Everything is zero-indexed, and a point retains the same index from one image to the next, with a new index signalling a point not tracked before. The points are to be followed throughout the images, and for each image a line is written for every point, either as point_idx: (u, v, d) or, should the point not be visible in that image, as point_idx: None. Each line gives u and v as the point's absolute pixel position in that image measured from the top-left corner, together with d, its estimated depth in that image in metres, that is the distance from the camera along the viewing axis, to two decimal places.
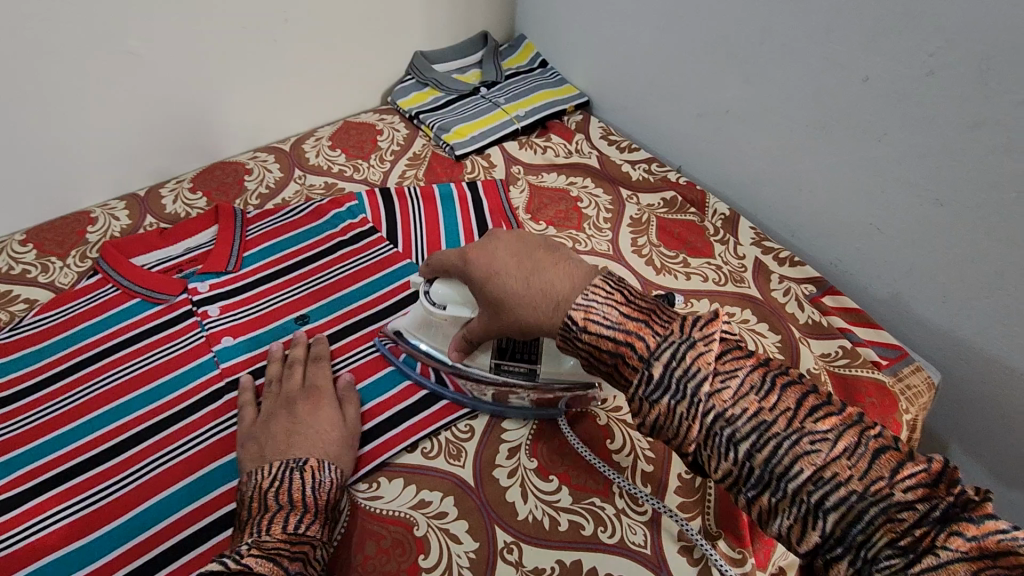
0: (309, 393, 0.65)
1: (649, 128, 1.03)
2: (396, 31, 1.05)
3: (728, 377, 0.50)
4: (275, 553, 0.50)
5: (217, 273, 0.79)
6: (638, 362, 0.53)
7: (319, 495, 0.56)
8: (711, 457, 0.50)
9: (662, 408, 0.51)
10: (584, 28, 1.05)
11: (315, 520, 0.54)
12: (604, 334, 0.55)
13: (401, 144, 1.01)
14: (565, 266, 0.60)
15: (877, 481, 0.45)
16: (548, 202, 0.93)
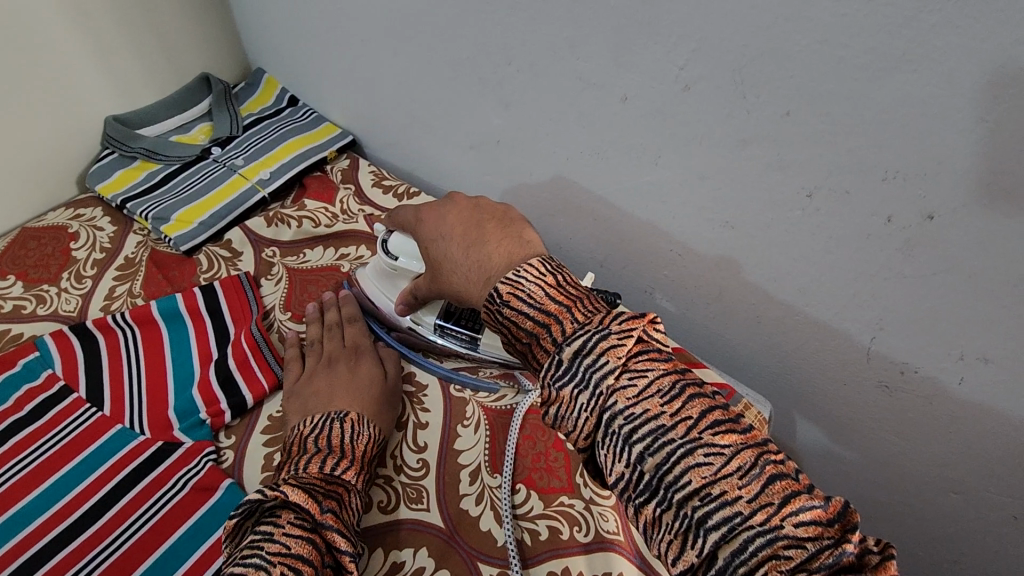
0: (352, 353, 0.65)
1: (427, 165, 0.87)
2: (70, 98, 0.80)
3: (637, 375, 0.42)
4: (310, 486, 0.48)
5: None
6: (551, 346, 0.46)
7: (360, 446, 0.54)
8: (606, 458, 0.42)
9: (563, 398, 0.43)
10: (321, 57, 0.86)
11: (353, 468, 0.52)
12: (524, 312, 0.48)
13: (107, 250, 0.77)
14: (509, 243, 0.54)
15: (766, 508, 0.36)
16: (313, 288, 0.74)
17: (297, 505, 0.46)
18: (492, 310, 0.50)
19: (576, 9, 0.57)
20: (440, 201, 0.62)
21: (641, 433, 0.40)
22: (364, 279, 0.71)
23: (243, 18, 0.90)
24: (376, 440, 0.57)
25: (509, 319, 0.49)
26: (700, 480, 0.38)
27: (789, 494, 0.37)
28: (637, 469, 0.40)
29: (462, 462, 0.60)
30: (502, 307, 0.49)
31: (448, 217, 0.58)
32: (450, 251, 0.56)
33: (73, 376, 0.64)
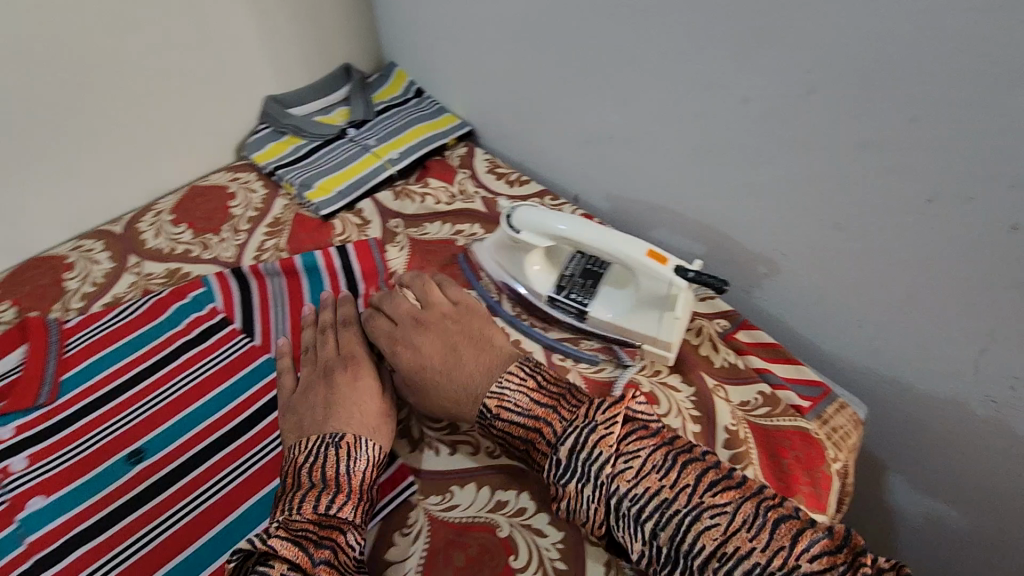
0: (348, 361, 0.63)
1: (537, 158, 0.93)
2: (238, 79, 0.92)
3: (631, 457, 0.48)
4: (302, 535, 0.48)
5: (24, 410, 0.65)
6: (548, 448, 0.51)
7: (356, 475, 0.54)
8: (626, 538, 0.48)
9: (570, 493, 0.49)
10: (450, 53, 0.95)
11: (350, 501, 0.52)
12: (516, 421, 0.54)
13: (259, 209, 0.88)
14: (487, 358, 0.59)
15: (780, 552, 0.43)
16: (431, 257, 0.81)
17: (290, 561, 0.46)
18: (485, 424, 0.56)
19: (707, 14, 0.61)
20: (406, 306, 0.66)
21: (648, 513, 0.46)
22: (480, 251, 0.76)
23: (383, 15, 1.00)
24: (381, 456, 0.57)
25: (506, 430, 0.55)
26: (713, 542, 0.44)
27: (795, 534, 0.44)
28: (654, 544, 0.46)
29: None
30: (493, 422, 0.55)
31: (415, 336, 0.63)
32: (426, 380, 0.60)
33: (230, 311, 0.75)
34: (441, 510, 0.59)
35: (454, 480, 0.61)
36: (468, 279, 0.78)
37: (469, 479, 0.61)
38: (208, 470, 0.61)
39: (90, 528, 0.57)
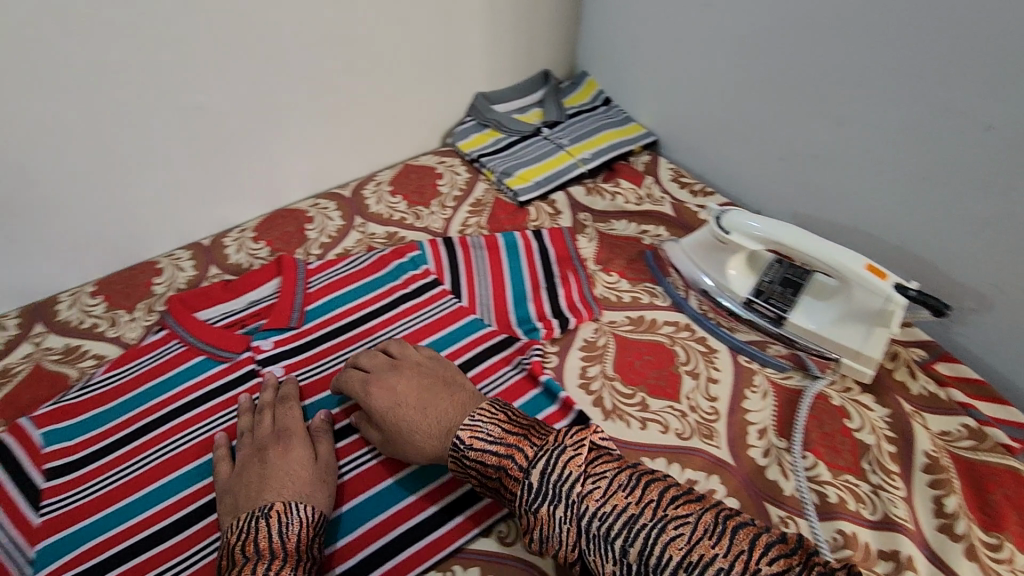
0: (282, 438, 0.63)
1: (723, 172, 0.97)
2: (461, 75, 1.02)
3: (600, 478, 0.49)
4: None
5: (280, 330, 0.77)
6: (518, 473, 0.51)
7: (291, 538, 0.54)
8: (598, 562, 0.47)
9: (543, 517, 0.49)
10: (655, 66, 1.00)
11: (287, 565, 0.51)
12: (486, 449, 0.54)
13: (463, 190, 0.98)
14: (454, 397, 0.61)
15: (741, 557, 0.43)
16: (619, 251, 0.87)
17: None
18: (457, 456, 0.56)
19: (971, 43, 0.63)
20: (377, 362, 0.67)
21: (617, 530, 0.46)
22: (674, 251, 0.82)
23: (590, 26, 1.08)
24: (316, 519, 0.57)
25: (475, 459, 0.54)
26: (680, 552, 0.44)
27: (752, 538, 0.45)
28: (623, 562, 0.46)
29: (750, 420, 0.67)
30: (466, 451, 0.55)
31: (398, 384, 0.63)
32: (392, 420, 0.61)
33: (441, 273, 0.85)
34: None
35: (645, 452, 0.65)
36: (655, 275, 0.83)
37: (658, 454, 0.65)
38: None
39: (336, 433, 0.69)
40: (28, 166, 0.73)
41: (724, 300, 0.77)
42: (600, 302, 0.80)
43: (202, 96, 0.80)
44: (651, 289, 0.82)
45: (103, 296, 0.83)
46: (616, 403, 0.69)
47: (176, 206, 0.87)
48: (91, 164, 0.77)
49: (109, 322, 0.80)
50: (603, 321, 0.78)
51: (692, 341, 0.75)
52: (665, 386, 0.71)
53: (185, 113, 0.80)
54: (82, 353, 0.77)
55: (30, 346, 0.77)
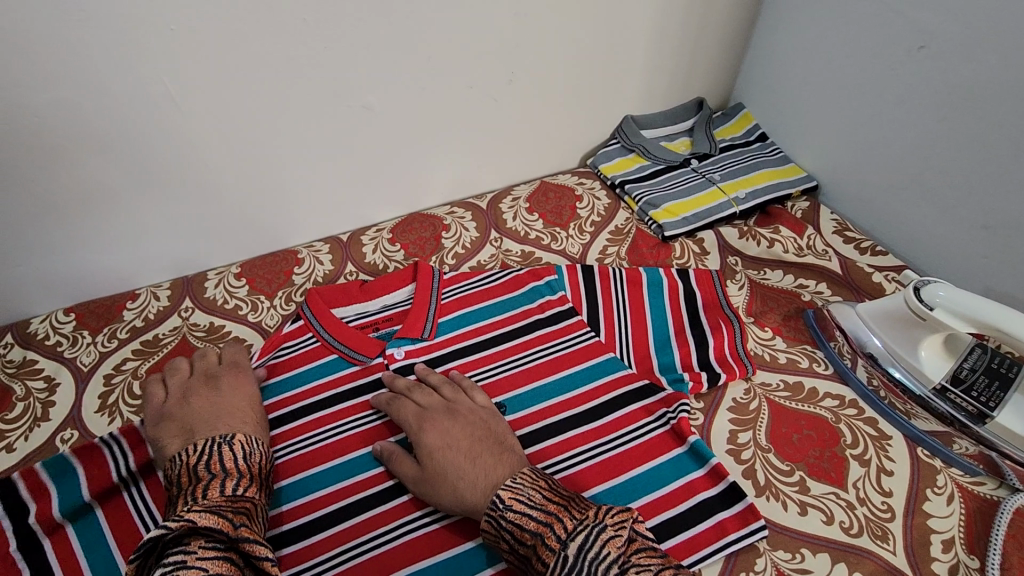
0: (229, 374, 0.68)
1: (897, 230, 0.87)
2: (613, 96, 0.99)
3: (641, 568, 0.45)
4: (215, 510, 0.51)
5: (412, 339, 0.75)
6: (555, 544, 0.48)
7: (249, 463, 0.59)
8: None
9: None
10: (830, 107, 0.92)
11: (252, 484, 0.57)
12: (527, 514, 0.51)
13: (602, 216, 0.93)
14: (506, 457, 0.58)
15: None
16: (773, 304, 0.80)
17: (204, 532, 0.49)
18: (494, 516, 0.52)
19: None
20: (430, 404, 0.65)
21: None
22: (844, 314, 0.73)
23: (758, 57, 1.01)
24: (264, 455, 0.62)
25: (513, 523, 0.51)
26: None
27: None
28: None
29: (933, 526, 0.58)
30: (505, 511, 0.52)
31: (454, 428, 0.61)
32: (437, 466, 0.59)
33: (579, 302, 0.80)
34: (793, 569, 0.56)
35: (808, 543, 0.58)
36: (816, 338, 0.75)
37: (823, 548, 0.57)
38: (560, 443, 0.65)
39: None
40: (207, 149, 0.77)
41: (896, 371, 0.67)
42: (753, 359, 0.73)
43: (371, 97, 0.81)
44: (811, 352, 0.74)
45: (246, 279, 0.85)
46: (771, 478, 0.62)
47: (326, 199, 0.90)
48: (259, 152, 0.80)
49: (250, 307, 0.82)
50: (755, 381, 0.71)
51: (860, 421, 0.67)
52: (829, 469, 0.63)
53: (350, 110, 0.81)
54: (224, 333, 0.79)
55: (177, 320, 0.80)
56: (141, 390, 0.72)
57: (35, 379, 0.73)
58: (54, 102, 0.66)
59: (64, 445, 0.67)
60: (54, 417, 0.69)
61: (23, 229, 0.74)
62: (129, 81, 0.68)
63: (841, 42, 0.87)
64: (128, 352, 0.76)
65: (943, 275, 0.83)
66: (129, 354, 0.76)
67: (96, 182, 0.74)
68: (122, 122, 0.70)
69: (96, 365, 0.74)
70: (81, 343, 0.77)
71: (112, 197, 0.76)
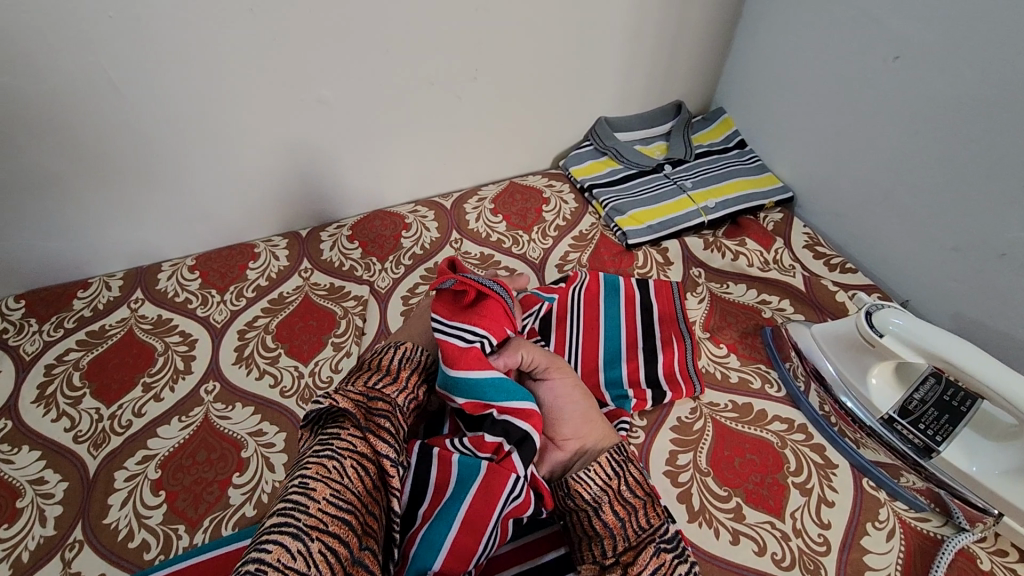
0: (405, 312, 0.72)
1: (869, 247, 0.84)
2: (586, 97, 0.96)
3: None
4: (356, 399, 0.52)
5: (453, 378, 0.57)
6: (662, 514, 0.53)
7: (405, 367, 0.58)
8: None
9: (663, 558, 0.49)
10: (809, 116, 0.88)
11: (395, 386, 0.55)
12: (643, 477, 0.55)
13: (568, 220, 0.91)
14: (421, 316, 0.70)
15: None
16: (732, 320, 0.77)
17: (348, 412, 0.50)
18: (621, 458, 0.56)
19: None
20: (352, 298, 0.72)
21: None
22: (798, 334, 0.70)
23: (739, 61, 0.98)
24: (424, 367, 0.60)
25: (635, 475, 0.55)
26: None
27: None
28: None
29: (869, 562, 0.56)
30: (628, 463, 0.56)
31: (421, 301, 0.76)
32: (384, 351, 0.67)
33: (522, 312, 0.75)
34: None
35: (734, 574, 0.56)
36: (771, 358, 0.73)
37: None
38: None
39: None
40: (159, 140, 0.76)
41: (849, 400, 0.64)
42: (703, 376, 0.71)
43: (327, 91, 0.79)
44: (764, 372, 0.72)
45: (200, 272, 0.84)
46: (706, 504, 0.60)
47: (285, 194, 0.88)
48: (213, 144, 0.79)
49: (200, 300, 0.81)
50: (703, 401, 0.69)
51: (807, 447, 0.64)
52: (767, 497, 0.61)
53: (303, 104, 0.79)
54: (171, 327, 0.78)
55: (126, 311, 0.79)
56: (80, 382, 0.71)
57: None
58: None
59: None
60: None
61: None
62: (68, 68, 0.66)
63: (821, 49, 0.83)
64: (72, 342, 0.75)
65: (914, 295, 0.80)
66: (72, 345, 0.75)
67: (43, 170, 0.73)
68: (68, 111, 0.69)
69: (39, 355, 0.74)
70: (26, 332, 0.77)
71: (61, 186, 0.75)
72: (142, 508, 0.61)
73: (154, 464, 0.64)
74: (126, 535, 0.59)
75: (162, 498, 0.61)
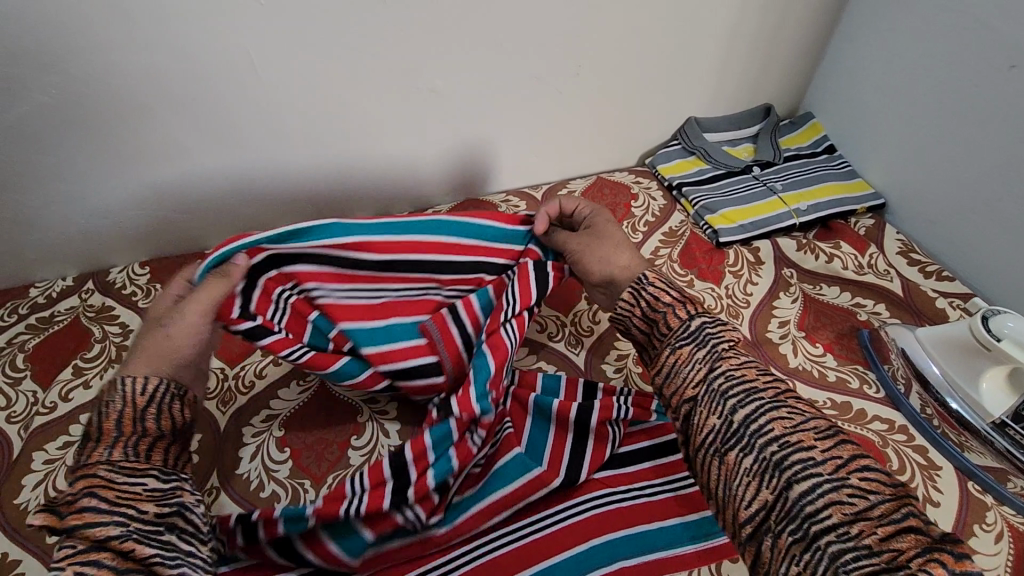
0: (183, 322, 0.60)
1: (968, 256, 0.83)
2: (680, 96, 0.98)
3: (742, 355, 0.52)
4: (53, 505, 0.46)
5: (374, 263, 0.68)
6: (684, 314, 0.55)
7: (110, 419, 0.50)
8: (704, 412, 0.50)
9: (681, 356, 0.53)
10: (908, 122, 0.88)
11: (109, 446, 0.49)
12: (663, 291, 0.58)
13: (657, 216, 0.93)
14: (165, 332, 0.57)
15: (836, 459, 0.44)
16: (827, 320, 0.78)
17: (47, 526, 0.44)
18: (637, 284, 0.59)
19: None
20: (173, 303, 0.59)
21: (737, 391, 0.49)
22: (902, 337, 0.71)
23: (833, 65, 0.98)
24: (155, 391, 0.53)
25: (651, 293, 0.58)
26: (782, 429, 0.46)
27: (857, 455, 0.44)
28: (728, 418, 0.48)
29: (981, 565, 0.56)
30: (649, 284, 0.59)
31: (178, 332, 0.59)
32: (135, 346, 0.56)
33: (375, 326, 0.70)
34: None
35: None
36: (868, 359, 0.74)
37: None
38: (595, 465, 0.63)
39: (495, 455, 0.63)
40: (282, 120, 0.80)
41: (954, 402, 0.65)
42: (800, 374, 0.72)
43: (438, 80, 0.82)
44: (862, 373, 0.73)
45: None
46: None
47: (387, 179, 0.93)
48: (329, 127, 0.83)
49: None
50: (801, 397, 0.70)
51: (909, 448, 0.65)
52: None
53: (417, 92, 0.83)
54: None
55: None
56: None
57: (111, 324, 0.78)
58: (148, 66, 0.69)
59: None
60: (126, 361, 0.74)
61: (111, 182, 0.78)
62: (216, 50, 0.71)
63: (927, 55, 0.83)
64: None
65: (1014, 307, 0.79)
66: None
67: (179, 144, 0.78)
68: (204, 87, 0.73)
69: None
70: (153, 296, 0.82)
71: (190, 159, 0.80)
72: (269, 463, 0.65)
73: (278, 423, 0.68)
74: (257, 486, 0.63)
75: (287, 454, 0.66)
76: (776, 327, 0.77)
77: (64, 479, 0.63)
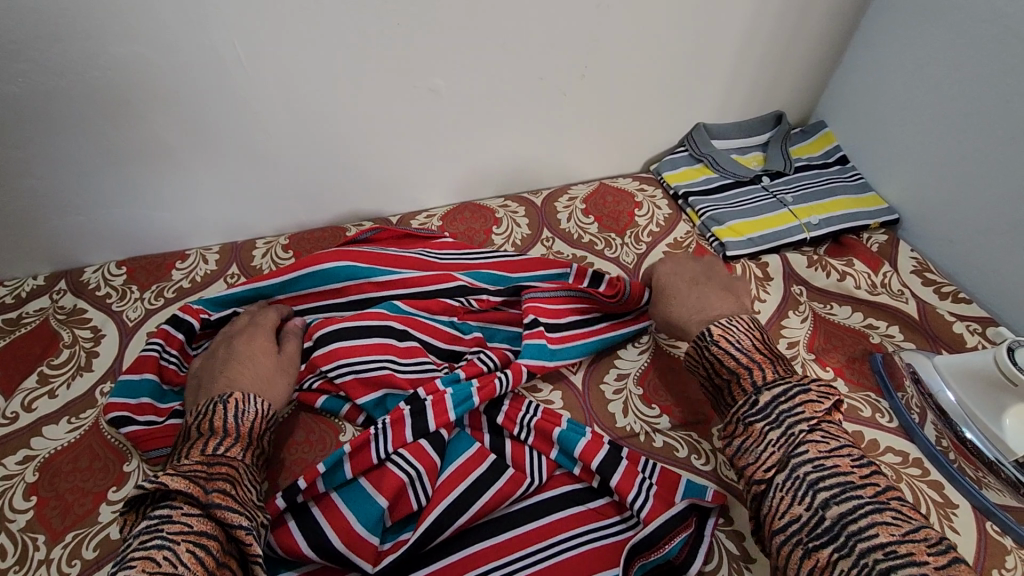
0: (244, 331, 0.66)
1: (985, 279, 0.80)
2: (689, 100, 0.94)
3: (829, 435, 0.49)
4: (191, 474, 0.49)
5: (315, 280, 0.71)
6: (750, 385, 0.54)
7: (246, 426, 0.56)
8: (783, 498, 0.47)
9: (755, 431, 0.51)
10: (928, 137, 0.84)
11: (238, 445, 0.55)
12: (731, 352, 0.57)
13: (662, 226, 0.89)
14: (238, 361, 0.62)
15: (950, 575, 0.40)
16: (838, 343, 0.74)
17: (181, 491, 0.48)
18: (700, 346, 0.59)
19: None
20: (235, 323, 0.68)
21: (828, 483, 0.46)
22: (915, 363, 0.69)
23: (849, 74, 0.94)
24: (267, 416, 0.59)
25: (716, 356, 0.57)
26: (888, 536, 0.42)
27: (969, 571, 0.40)
28: (818, 512, 0.45)
29: None
30: (711, 343, 0.58)
31: (226, 357, 0.63)
32: (212, 369, 0.62)
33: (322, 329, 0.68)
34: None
35: None
36: (882, 386, 0.70)
37: None
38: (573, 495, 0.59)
39: (483, 477, 0.58)
40: (271, 119, 0.76)
41: (968, 431, 0.63)
42: None
43: (438, 80, 0.78)
44: (873, 400, 0.69)
45: (294, 251, 0.85)
46: None
47: (380, 180, 0.88)
48: (319, 127, 0.79)
49: None
50: None
51: (924, 483, 0.61)
52: None
53: (414, 92, 0.78)
54: None
55: (223, 285, 0.80)
56: None
57: (83, 328, 0.74)
58: (127, 56, 0.65)
59: (102, 398, 0.67)
60: (96, 368, 0.70)
61: (87, 178, 0.74)
62: (200, 43, 0.66)
63: (952, 67, 0.79)
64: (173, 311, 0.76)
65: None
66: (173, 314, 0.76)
67: (160, 140, 0.73)
68: (186, 82, 0.69)
69: (141, 322, 0.75)
70: (129, 298, 0.78)
71: (172, 156, 0.75)
72: None
73: None
74: None
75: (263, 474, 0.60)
76: (785, 348, 0.74)
77: (21, 497, 0.59)
